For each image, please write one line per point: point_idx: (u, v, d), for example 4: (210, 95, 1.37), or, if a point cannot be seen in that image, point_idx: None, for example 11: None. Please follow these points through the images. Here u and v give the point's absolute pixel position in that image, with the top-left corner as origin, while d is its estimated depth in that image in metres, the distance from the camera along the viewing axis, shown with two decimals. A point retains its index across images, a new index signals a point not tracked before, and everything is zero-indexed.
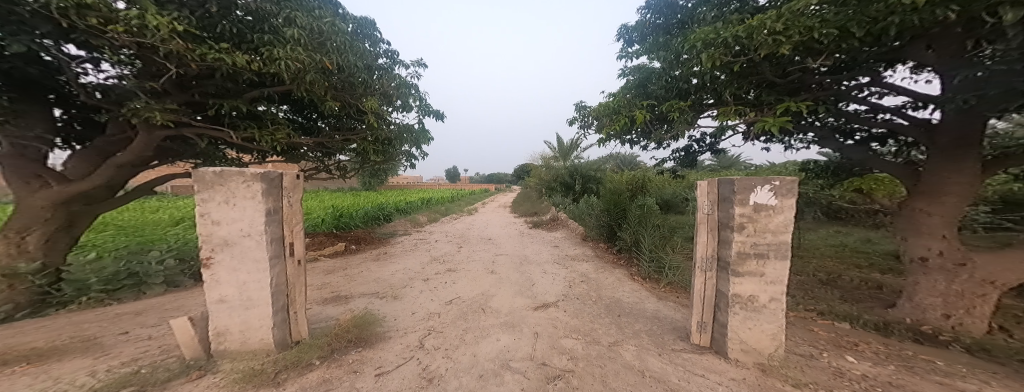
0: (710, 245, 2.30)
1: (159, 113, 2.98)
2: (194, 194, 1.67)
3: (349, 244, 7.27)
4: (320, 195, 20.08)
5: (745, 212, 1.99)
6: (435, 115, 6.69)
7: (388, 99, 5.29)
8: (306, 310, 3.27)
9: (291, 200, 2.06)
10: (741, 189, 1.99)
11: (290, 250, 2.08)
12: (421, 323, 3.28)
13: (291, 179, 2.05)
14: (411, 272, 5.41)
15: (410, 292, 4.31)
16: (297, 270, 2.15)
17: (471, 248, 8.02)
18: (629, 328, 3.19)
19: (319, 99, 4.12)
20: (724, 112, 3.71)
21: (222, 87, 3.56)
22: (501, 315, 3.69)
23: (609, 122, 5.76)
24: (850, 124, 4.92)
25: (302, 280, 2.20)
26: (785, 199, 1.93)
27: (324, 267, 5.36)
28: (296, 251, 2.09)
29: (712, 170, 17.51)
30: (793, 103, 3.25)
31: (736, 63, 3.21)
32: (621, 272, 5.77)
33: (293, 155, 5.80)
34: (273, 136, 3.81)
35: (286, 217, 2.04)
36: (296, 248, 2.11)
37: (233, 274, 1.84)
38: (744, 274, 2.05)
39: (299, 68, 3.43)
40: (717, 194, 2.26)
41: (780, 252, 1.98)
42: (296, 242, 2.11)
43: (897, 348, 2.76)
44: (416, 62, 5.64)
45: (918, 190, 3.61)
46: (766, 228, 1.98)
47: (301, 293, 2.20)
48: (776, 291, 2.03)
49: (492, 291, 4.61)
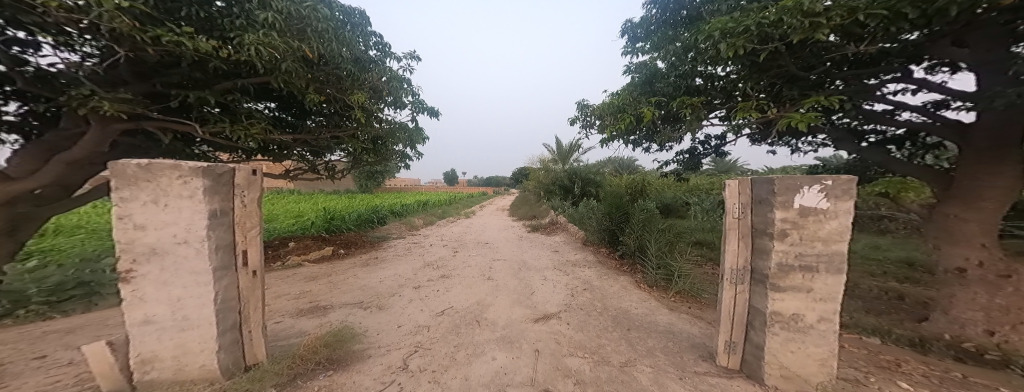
0: (741, 254, 1.98)
1: (110, 103, 2.64)
2: (110, 191, 1.32)
3: (338, 248, 6.86)
4: (313, 198, 19.84)
5: (788, 216, 1.69)
6: (430, 112, 6.38)
7: (378, 94, 4.96)
8: (277, 324, 2.90)
9: (244, 197, 1.72)
10: (782, 190, 1.69)
11: (240, 261, 1.70)
12: (407, 338, 2.93)
13: (246, 175, 1.72)
14: (401, 279, 5.04)
15: (398, 302, 3.95)
16: (252, 283, 1.77)
17: (468, 253, 7.64)
18: (641, 345, 2.86)
19: (300, 93, 3.78)
20: (743, 108, 3.48)
21: (187, 77, 3.22)
22: (497, 328, 3.33)
23: (613, 121, 5.57)
24: (868, 127, 4.67)
25: (260, 294, 1.85)
26: (840, 202, 1.60)
27: (308, 273, 4.98)
28: (248, 263, 1.72)
29: (713, 174, 17.22)
30: (821, 98, 2.95)
31: (761, 53, 2.91)
32: (626, 279, 5.42)
33: (278, 153, 5.43)
34: (248, 131, 3.41)
35: (238, 220, 1.68)
36: (250, 258, 1.75)
37: (163, 289, 1.46)
38: (787, 289, 1.74)
39: (273, 54, 3.10)
40: (748, 195, 1.94)
41: (832, 266, 1.65)
42: (251, 250, 1.75)
43: (942, 370, 2.46)
44: (408, 54, 5.30)
45: (950, 195, 3.36)
46: (816, 236, 1.65)
47: (260, 308, 1.85)
48: (826, 310, 1.70)
49: (488, 300, 4.26)
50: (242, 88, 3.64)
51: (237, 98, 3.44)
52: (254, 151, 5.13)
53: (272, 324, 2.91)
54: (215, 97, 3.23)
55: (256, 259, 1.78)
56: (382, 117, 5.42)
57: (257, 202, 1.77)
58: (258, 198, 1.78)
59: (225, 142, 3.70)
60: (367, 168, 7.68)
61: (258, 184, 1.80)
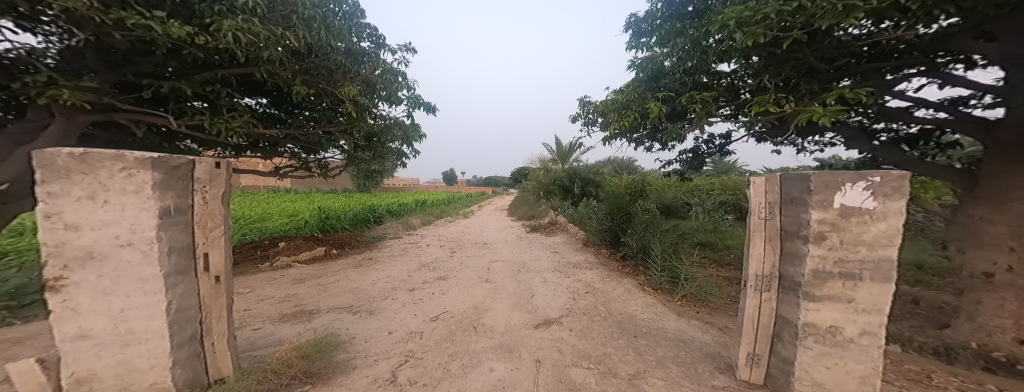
0: (769, 258, 1.78)
1: (71, 91, 2.40)
2: (34, 184, 1.08)
3: (330, 248, 6.63)
4: (308, 196, 19.49)
5: (826, 217, 1.50)
6: (427, 108, 6.16)
7: (371, 88, 4.75)
8: (257, 332, 2.67)
9: (206, 193, 1.48)
10: (820, 187, 1.51)
11: (200, 265, 1.47)
12: (398, 347, 2.71)
13: (208, 168, 1.49)
14: (395, 281, 4.82)
15: (390, 306, 3.74)
16: (216, 291, 1.53)
17: (465, 253, 7.42)
18: (650, 354, 2.66)
19: (286, 84, 3.55)
20: (759, 103, 3.28)
21: (163, 66, 2.98)
22: (495, 336, 3.11)
23: (617, 118, 5.39)
24: (881, 125, 4.50)
25: (228, 303, 1.61)
26: (890, 201, 1.41)
27: (296, 275, 4.76)
28: (210, 268, 1.49)
29: (713, 174, 17.03)
30: (845, 91, 2.76)
31: (782, 42, 2.71)
32: (629, 282, 5.23)
33: (269, 150, 5.20)
34: (228, 124, 3.15)
35: (197, 219, 1.45)
36: (213, 261, 1.51)
37: (103, 299, 1.22)
38: (824, 298, 1.55)
39: (253, 41, 2.87)
40: (775, 193, 1.76)
41: (878, 273, 1.46)
42: (213, 252, 1.51)
43: (976, 383, 2.28)
44: (402, 46, 5.08)
45: (979, 195, 3.16)
46: (860, 240, 1.46)
47: (227, 319, 1.61)
48: (870, 323, 1.50)
49: (486, 304, 4.05)
50: (224, 79, 3.40)
51: (218, 90, 3.20)
52: (244, 147, 4.90)
53: (249, 331, 2.68)
54: (193, 88, 2.99)
55: (221, 263, 1.54)
56: (376, 113, 5.20)
57: (222, 198, 1.54)
58: (223, 193, 1.55)
59: (205, 137, 3.44)
60: (363, 166, 7.47)
61: (226, 178, 1.57)
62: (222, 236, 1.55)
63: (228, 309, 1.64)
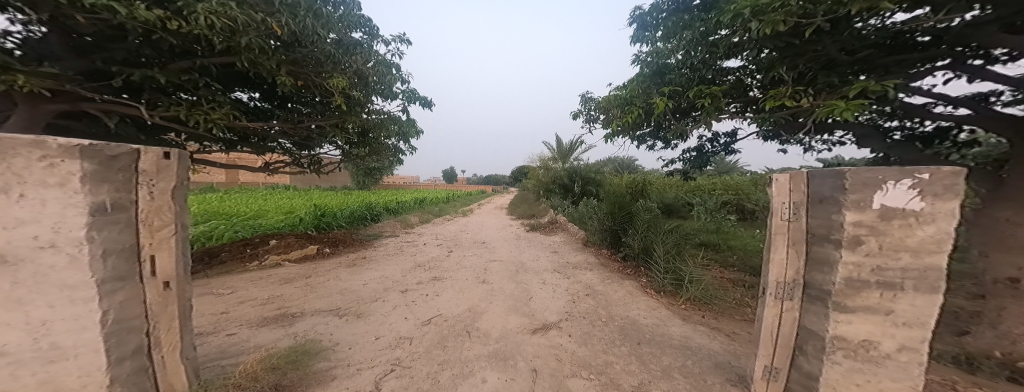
0: (791, 265, 1.59)
1: (28, 78, 2.21)
2: None
3: (323, 246, 6.46)
4: (307, 193, 19.31)
5: (863, 219, 1.32)
6: (424, 103, 5.97)
7: (364, 80, 4.56)
8: (230, 338, 2.51)
9: (153, 187, 1.31)
10: (857, 186, 1.32)
11: (145, 270, 1.31)
12: (383, 354, 2.54)
13: (155, 159, 1.31)
14: (388, 282, 4.64)
15: (380, 309, 3.56)
16: (165, 299, 1.38)
17: (462, 253, 7.25)
18: (654, 363, 2.47)
19: (271, 74, 3.37)
20: (774, 97, 3.10)
21: (136, 54, 2.79)
22: (489, 342, 2.93)
23: (620, 115, 5.21)
24: (895, 123, 4.33)
25: (179, 311, 1.46)
26: (942, 202, 1.22)
27: (285, 275, 4.58)
28: (157, 273, 1.34)
29: (714, 174, 16.83)
30: (868, 83, 2.58)
31: (804, 29, 2.53)
32: (630, 284, 5.04)
33: (259, 145, 5.02)
34: (208, 116, 2.97)
35: (142, 217, 1.28)
36: (161, 266, 1.35)
37: (17, 311, 1.03)
38: (858, 309, 1.36)
39: (231, 27, 2.68)
40: (800, 192, 1.57)
41: (923, 284, 1.26)
42: (160, 255, 1.35)
43: None
44: (397, 37, 4.88)
45: (1003, 196, 3.00)
46: (903, 245, 1.27)
47: (179, 328, 1.47)
48: (910, 339, 1.30)
49: (481, 307, 3.87)
50: (204, 69, 3.22)
51: (196, 79, 3.02)
52: (233, 141, 4.72)
53: (223, 336, 2.54)
54: (169, 77, 2.81)
55: (169, 268, 1.38)
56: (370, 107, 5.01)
57: (172, 194, 1.37)
58: (173, 188, 1.38)
59: (185, 130, 3.26)
60: (360, 163, 7.30)
61: (178, 170, 1.40)
62: (171, 237, 1.39)
63: (180, 318, 1.48)
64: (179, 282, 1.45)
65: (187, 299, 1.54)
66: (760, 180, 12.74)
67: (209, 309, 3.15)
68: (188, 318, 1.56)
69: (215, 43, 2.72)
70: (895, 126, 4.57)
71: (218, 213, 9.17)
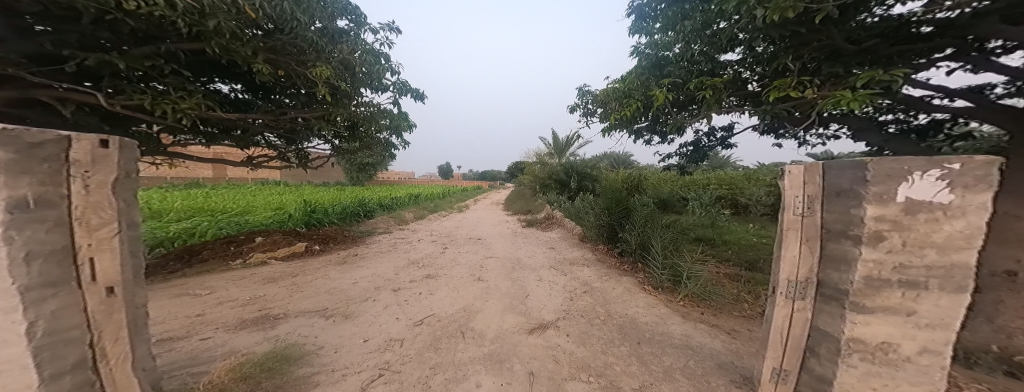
0: (806, 263, 1.48)
1: None
2: None
3: (312, 244, 6.28)
4: (298, 190, 18.92)
5: (885, 213, 1.22)
6: (416, 95, 5.78)
7: (351, 71, 4.35)
8: (201, 344, 2.41)
9: (88, 179, 1.16)
10: (879, 177, 1.23)
11: (83, 274, 1.17)
12: (370, 358, 2.41)
13: (88, 148, 1.17)
14: (380, 280, 4.50)
15: (370, 309, 3.43)
16: (110, 306, 1.25)
17: (457, 250, 7.12)
18: (655, 365, 2.39)
19: (246, 63, 3.20)
20: (779, 87, 3.01)
21: (91, 37, 2.58)
22: (484, 343, 2.82)
23: (619, 108, 5.10)
24: (890, 116, 4.31)
25: (126, 319, 1.33)
26: (975, 193, 1.10)
27: (268, 274, 4.40)
28: (99, 278, 1.21)
29: (709, 169, 16.90)
30: (877, 73, 2.51)
31: (814, 14, 2.42)
32: (628, 280, 4.97)
33: (242, 140, 4.80)
34: (178, 105, 2.81)
35: (77, 213, 1.14)
36: (102, 269, 1.22)
37: None
38: (878, 310, 1.25)
39: (194, 7, 2.47)
40: (817, 185, 1.46)
41: (950, 283, 1.15)
42: (100, 258, 1.21)
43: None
44: (385, 26, 4.66)
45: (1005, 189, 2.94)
46: (927, 241, 1.17)
47: (127, 338, 1.33)
48: (933, 341, 1.19)
49: (476, 306, 3.76)
50: (171, 55, 3.03)
51: (161, 66, 2.81)
52: (213, 134, 4.50)
53: (195, 341, 2.44)
54: (131, 63, 2.61)
55: (112, 273, 1.25)
56: (359, 99, 4.82)
57: (111, 187, 1.23)
58: (113, 180, 1.24)
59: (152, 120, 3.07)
60: (352, 158, 7.09)
61: (118, 160, 1.26)
62: (114, 237, 1.26)
63: (128, 327, 1.35)
64: (125, 287, 1.32)
65: (136, 307, 1.40)
66: (755, 175, 12.80)
67: (183, 311, 2.98)
68: (139, 327, 1.41)
69: (180, 26, 2.56)
70: (889, 119, 4.55)
71: (202, 210, 8.86)
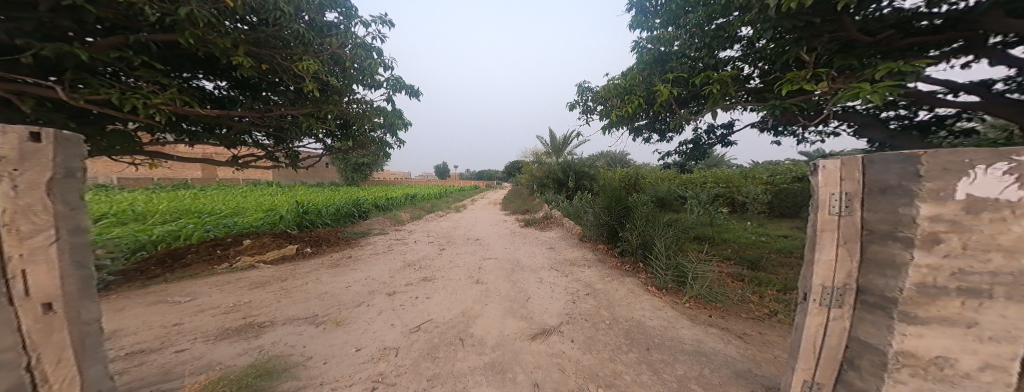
0: (841, 267, 1.34)
1: None
2: None
3: (304, 246, 6.06)
4: (291, 190, 18.51)
5: (941, 212, 1.08)
6: (411, 92, 5.59)
7: (341, 66, 4.16)
8: (176, 356, 2.22)
9: (17, 179, 1.00)
10: (934, 172, 1.09)
11: (15, 289, 1.02)
12: (364, 370, 2.24)
13: (15, 142, 1.01)
14: (374, 284, 4.31)
15: (363, 315, 3.25)
16: (49, 324, 1.10)
17: (455, 250, 6.94)
18: (668, 374, 2.25)
19: (225, 55, 3.03)
20: (791, 81, 2.91)
21: (52, 26, 2.38)
22: (485, 350, 2.66)
23: (620, 104, 4.96)
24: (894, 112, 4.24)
25: (72, 338, 1.18)
26: None
27: (256, 279, 4.18)
28: (34, 293, 1.06)
29: (705, 167, 16.94)
30: (897, 64, 2.40)
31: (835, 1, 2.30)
32: (631, 281, 4.84)
33: (227, 138, 4.57)
34: (149, 101, 2.63)
35: (2, 218, 0.99)
36: (37, 283, 1.07)
37: None
38: (932, 321, 1.11)
39: None
40: (855, 181, 1.32)
41: (1019, 291, 1.01)
42: (35, 272, 1.06)
43: None
44: (378, 18, 4.45)
45: None
46: (993, 243, 1.02)
47: (74, 359, 1.19)
48: (996, 356, 1.05)
49: (475, 310, 3.59)
50: (143, 46, 2.83)
51: (130, 58, 2.60)
52: (196, 132, 4.28)
53: (169, 354, 2.24)
54: (96, 55, 2.43)
55: (50, 286, 1.10)
56: (351, 96, 4.62)
57: (46, 187, 1.07)
58: (48, 180, 1.08)
59: (122, 116, 2.87)
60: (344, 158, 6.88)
61: (54, 157, 1.11)
62: (49, 245, 1.10)
63: (75, 349, 1.20)
64: (69, 302, 1.17)
65: (85, 323, 1.24)
66: (751, 172, 12.80)
67: (158, 320, 2.77)
68: (90, 344, 1.26)
69: (148, 14, 2.39)
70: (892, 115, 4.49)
71: (189, 211, 8.55)
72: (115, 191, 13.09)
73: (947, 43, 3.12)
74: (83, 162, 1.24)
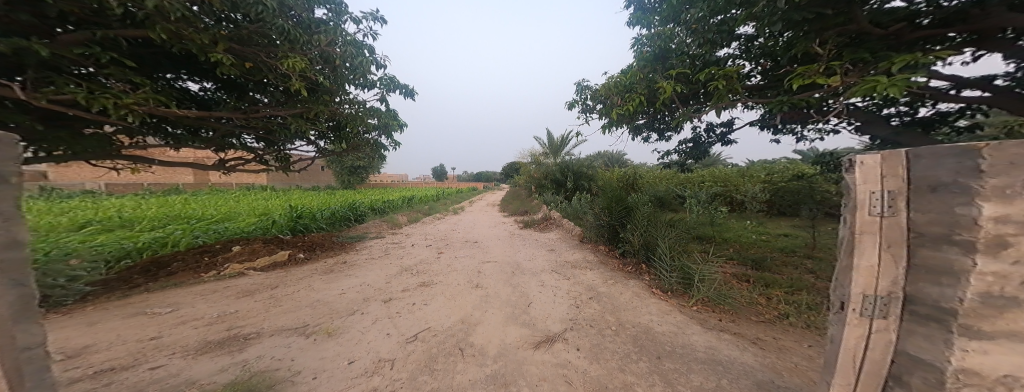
0: (885, 273, 1.20)
1: None
2: None
3: (297, 252, 5.86)
4: (286, 194, 18.20)
5: (1006, 213, 0.94)
6: (406, 92, 5.43)
7: (330, 64, 3.99)
8: (149, 374, 2.03)
9: None
10: (998, 167, 0.95)
11: None
12: (356, 385, 2.06)
13: None
14: (369, 290, 4.13)
15: (357, 324, 3.07)
16: None
17: (454, 254, 6.77)
18: (684, 386, 2.11)
19: (203, 52, 2.85)
20: (802, 75, 2.79)
21: (11, 20, 2.21)
22: (486, 361, 2.49)
23: (620, 102, 4.84)
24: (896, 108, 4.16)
25: (7, 367, 1.01)
26: None
27: (245, 287, 3.98)
28: None
29: (702, 166, 16.96)
30: (914, 56, 2.28)
31: None
32: (635, 283, 4.71)
33: (212, 140, 4.36)
34: (120, 100, 2.48)
35: None
36: None
37: None
38: (999, 336, 0.97)
39: None
40: (898, 180, 1.19)
41: None
42: None
43: None
44: (369, 15, 4.28)
45: None
46: None
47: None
48: None
49: (475, 316, 3.44)
50: (113, 42, 2.65)
51: (97, 55, 2.43)
52: (179, 135, 4.08)
53: (142, 372, 2.05)
54: (59, 52, 2.27)
55: None
56: (343, 96, 4.45)
57: None
58: None
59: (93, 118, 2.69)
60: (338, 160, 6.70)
61: None
62: None
63: (11, 379, 1.02)
64: (2, 327, 1.00)
65: (21, 350, 1.06)
66: (750, 170, 12.79)
67: (135, 334, 2.58)
68: (31, 374, 1.08)
69: (113, 6, 2.25)
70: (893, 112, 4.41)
71: (178, 217, 8.29)
72: (102, 197, 12.73)
73: (953, 37, 3.05)
74: (19, 164, 1.07)
